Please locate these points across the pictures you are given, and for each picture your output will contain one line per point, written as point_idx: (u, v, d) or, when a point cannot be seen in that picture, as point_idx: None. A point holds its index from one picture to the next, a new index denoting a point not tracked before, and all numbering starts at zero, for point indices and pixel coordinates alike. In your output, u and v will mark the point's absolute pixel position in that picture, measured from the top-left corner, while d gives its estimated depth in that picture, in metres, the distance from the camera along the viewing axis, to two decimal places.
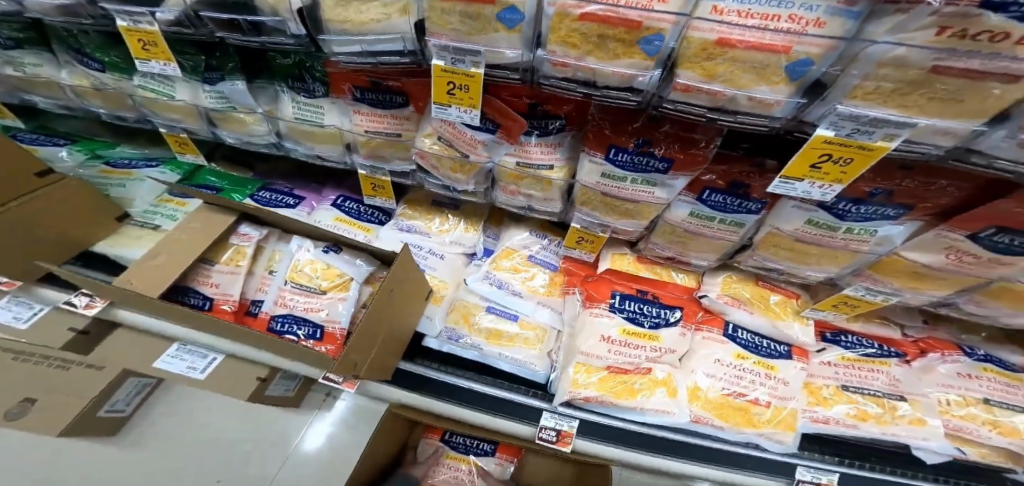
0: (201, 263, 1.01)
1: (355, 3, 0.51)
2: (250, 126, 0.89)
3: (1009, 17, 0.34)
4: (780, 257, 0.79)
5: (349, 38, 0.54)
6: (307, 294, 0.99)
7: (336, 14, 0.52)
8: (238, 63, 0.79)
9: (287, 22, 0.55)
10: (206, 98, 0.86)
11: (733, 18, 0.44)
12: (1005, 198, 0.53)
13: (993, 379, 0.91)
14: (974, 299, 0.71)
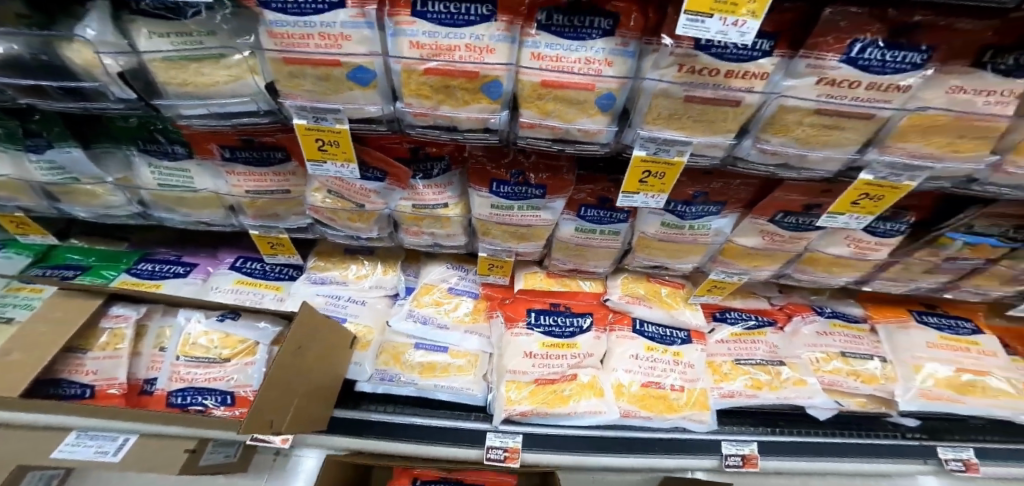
0: (69, 353, 0.89)
1: (193, 65, 0.51)
2: (103, 197, 0.83)
3: (713, 55, 0.49)
4: (654, 255, 0.91)
5: (194, 99, 0.55)
6: (205, 365, 0.89)
7: (171, 76, 0.52)
8: (66, 127, 0.72)
9: (108, 86, 0.54)
10: (35, 169, 0.77)
11: (550, 62, 0.53)
12: (780, 190, 0.71)
13: (842, 333, 1.06)
14: (798, 268, 0.87)
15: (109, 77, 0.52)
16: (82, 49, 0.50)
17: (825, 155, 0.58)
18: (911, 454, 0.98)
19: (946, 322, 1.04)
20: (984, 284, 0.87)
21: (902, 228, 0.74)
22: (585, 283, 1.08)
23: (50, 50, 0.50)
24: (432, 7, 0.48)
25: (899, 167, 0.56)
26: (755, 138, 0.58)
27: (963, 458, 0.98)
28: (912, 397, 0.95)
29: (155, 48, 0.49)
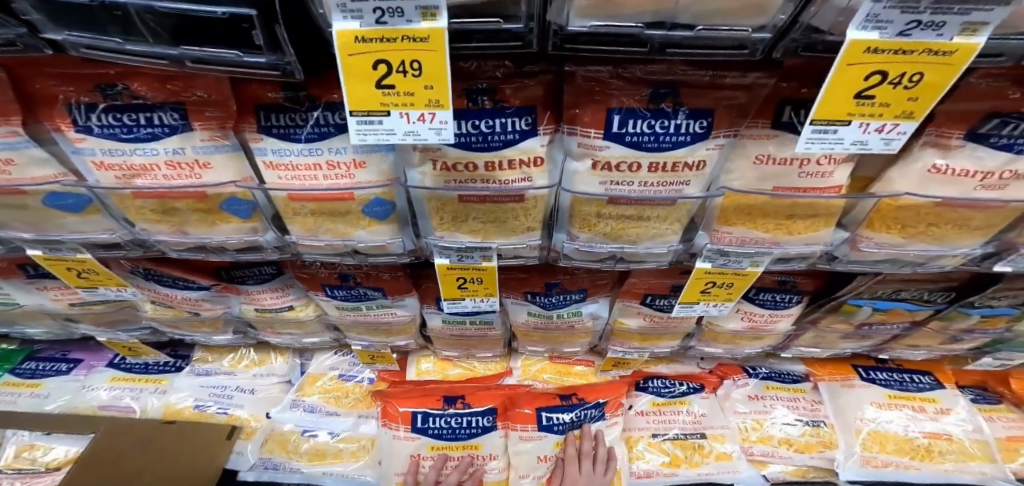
0: None
1: None
2: None
3: (458, 148, 0.39)
4: (536, 340, 0.77)
5: None
6: (26, 477, 0.78)
7: None
8: None
9: None
10: None
11: (287, 169, 0.42)
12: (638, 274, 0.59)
13: (777, 396, 0.92)
14: (704, 340, 0.74)
15: None
16: None
17: (644, 247, 0.47)
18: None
19: (896, 378, 0.90)
20: (922, 343, 0.74)
21: (795, 300, 0.63)
22: (482, 366, 0.93)
23: None
24: (97, 120, 0.38)
25: (730, 254, 0.47)
26: (567, 229, 0.47)
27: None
28: (856, 465, 0.83)
29: None
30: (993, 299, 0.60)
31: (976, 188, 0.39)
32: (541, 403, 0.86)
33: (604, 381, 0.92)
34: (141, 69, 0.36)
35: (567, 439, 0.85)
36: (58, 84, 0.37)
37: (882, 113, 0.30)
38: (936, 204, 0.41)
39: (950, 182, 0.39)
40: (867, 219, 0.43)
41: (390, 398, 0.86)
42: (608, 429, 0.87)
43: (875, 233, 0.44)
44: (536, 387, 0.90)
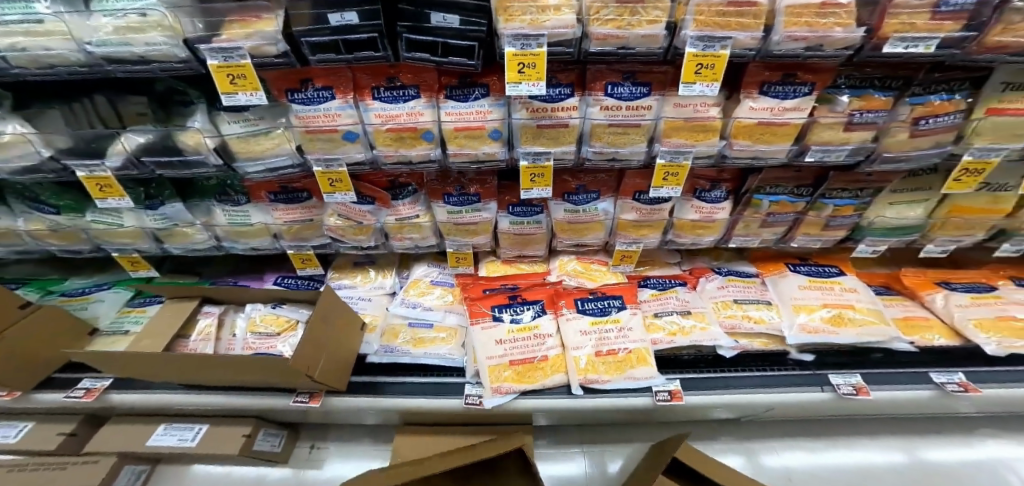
0: (177, 339, 1.09)
1: (256, 142, 0.89)
2: (191, 236, 1.10)
3: (540, 100, 0.87)
4: (568, 235, 1.23)
5: (253, 162, 0.91)
6: (265, 338, 1.07)
7: (239, 148, 0.89)
8: (173, 189, 1.04)
9: (208, 157, 0.88)
10: (151, 221, 1.07)
11: (458, 115, 0.90)
12: (636, 177, 1.07)
13: (736, 284, 1.39)
14: (677, 234, 1.19)
15: (208, 151, 0.88)
16: (193, 135, 0.86)
17: (632, 151, 0.94)
18: (806, 382, 1.23)
19: (814, 268, 1.37)
20: (812, 232, 1.16)
21: (722, 195, 1.10)
22: (532, 267, 1.35)
23: (173, 139, 0.87)
24: (383, 93, 0.87)
25: (672, 153, 0.92)
26: (586, 143, 0.95)
27: (852, 382, 1.21)
28: (796, 332, 1.25)
29: (231, 130, 0.89)
30: (835, 191, 1.06)
31: (772, 115, 0.84)
32: (580, 296, 1.30)
33: (616, 278, 1.34)
34: (409, 66, 0.87)
35: (602, 322, 1.25)
36: (368, 78, 0.86)
37: (711, 80, 0.77)
38: (757, 123, 0.85)
39: (758, 112, 0.84)
40: (733, 133, 0.88)
41: (475, 301, 1.23)
42: (628, 314, 1.28)
43: (739, 141, 0.89)
44: (568, 284, 1.30)
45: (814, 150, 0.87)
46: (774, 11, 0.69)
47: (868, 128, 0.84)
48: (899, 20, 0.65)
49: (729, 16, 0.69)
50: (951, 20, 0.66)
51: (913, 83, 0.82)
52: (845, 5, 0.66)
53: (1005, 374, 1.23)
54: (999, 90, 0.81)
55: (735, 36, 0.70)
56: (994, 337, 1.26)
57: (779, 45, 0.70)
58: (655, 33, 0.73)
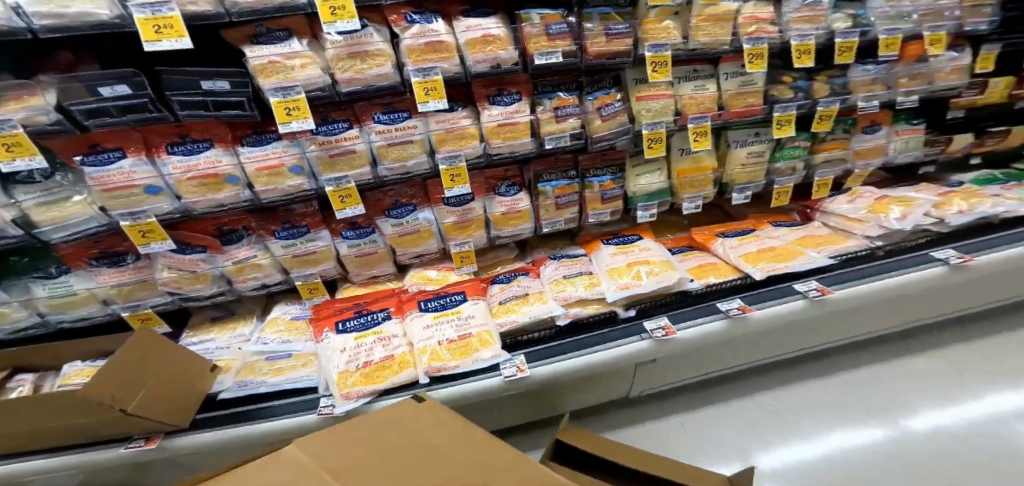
0: None
1: (56, 209, 0.97)
2: (9, 316, 1.10)
3: (322, 134, 1.05)
4: (405, 247, 1.39)
5: (57, 227, 0.98)
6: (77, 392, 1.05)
7: (44, 215, 0.97)
8: None
9: (6, 228, 0.95)
10: None
11: (256, 156, 1.05)
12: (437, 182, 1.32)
13: (568, 264, 1.49)
14: (498, 230, 1.40)
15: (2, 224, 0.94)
16: None
17: (416, 163, 1.15)
18: (626, 335, 1.30)
19: (620, 239, 1.54)
20: (599, 206, 1.42)
21: (518, 189, 1.37)
22: (388, 282, 1.47)
23: None
24: (178, 149, 1.01)
25: (448, 157, 1.14)
26: (379, 163, 1.13)
27: (660, 325, 1.30)
28: (615, 290, 1.35)
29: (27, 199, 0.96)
30: (594, 169, 1.39)
31: (505, 118, 1.13)
32: (422, 297, 1.37)
33: (460, 277, 1.47)
34: (197, 126, 1.02)
35: (443, 315, 1.31)
36: (161, 138, 1.01)
37: (439, 96, 1.00)
38: (496, 125, 1.13)
39: (493, 117, 1.13)
40: (490, 134, 1.15)
41: (319, 322, 1.33)
42: (469, 304, 1.35)
43: (494, 140, 1.15)
44: (413, 292, 1.41)
45: (548, 139, 1.18)
46: (459, 45, 0.99)
47: (572, 119, 1.20)
48: (539, 41, 1.02)
49: (429, 52, 0.97)
50: (560, 39, 1.03)
51: (583, 85, 1.25)
52: (498, 37, 0.99)
53: (778, 292, 1.36)
54: (634, 84, 1.27)
55: (439, 65, 0.97)
56: (759, 266, 1.41)
57: (474, 67, 1.00)
58: (386, 71, 0.97)
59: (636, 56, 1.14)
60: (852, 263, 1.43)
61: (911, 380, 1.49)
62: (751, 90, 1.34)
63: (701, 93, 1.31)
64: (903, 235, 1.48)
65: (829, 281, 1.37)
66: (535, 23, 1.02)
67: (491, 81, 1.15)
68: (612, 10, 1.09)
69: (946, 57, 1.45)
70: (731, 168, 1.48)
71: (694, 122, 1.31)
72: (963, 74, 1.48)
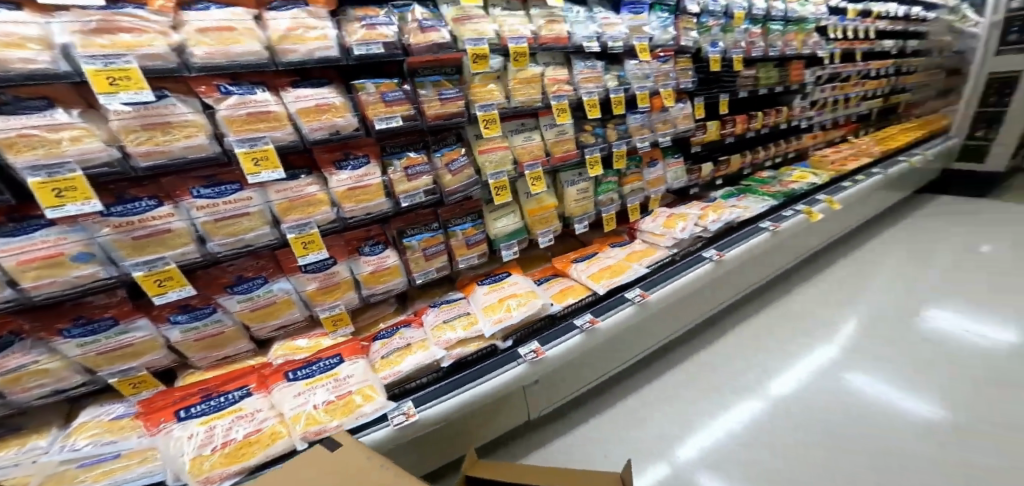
0: None
1: None
2: None
3: (117, 215, 0.90)
4: (259, 324, 1.25)
5: None
6: None
7: None
8: None
9: None
10: None
11: (20, 245, 0.83)
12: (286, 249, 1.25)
13: (449, 309, 1.52)
14: (366, 289, 1.37)
15: None
16: None
17: (256, 235, 1.05)
18: (503, 364, 1.38)
19: (492, 278, 1.64)
20: (468, 252, 1.52)
21: (383, 247, 1.38)
22: (250, 360, 1.27)
23: None
24: None
25: (296, 226, 1.09)
26: (208, 240, 1.00)
27: (531, 348, 1.43)
28: (491, 325, 1.43)
29: None
30: (453, 218, 1.50)
31: (354, 182, 1.15)
32: (289, 367, 1.21)
33: (335, 340, 1.36)
34: None
35: (318, 380, 1.18)
36: None
37: (272, 165, 0.94)
38: (346, 189, 1.14)
39: (341, 182, 1.14)
40: (341, 197, 1.14)
41: (150, 414, 1.04)
42: (348, 365, 1.24)
43: (347, 204, 1.15)
44: (278, 364, 1.25)
45: (403, 197, 1.24)
46: (291, 114, 0.96)
47: (422, 178, 1.27)
48: (375, 109, 1.06)
49: (253, 121, 0.92)
50: (398, 105, 1.09)
51: (429, 143, 1.33)
52: (335, 105, 0.99)
53: (612, 302, 1.64)
54: (474, 139, 1.42)
55: (267, 134, 0.93)
56: (602, 283, 1.67)
57: (311, 135, 0.98)
58: (197, 143, 0.88)
59: (468, 115, 1.28)
60: (661, 270, 1.82)
61: (731, 362, 1.88)
62: (565, 138, 1.61)
63: (530, 143, 1.52)
64: (689, 241, 1.94)
65: (647, 287, 1.71)
66: (370, 91, 1.06)
67: (334, 146, 1.16)
68: (442, 77, 1.17)
69: (676, 108, 1.95)
70: (568, 202, 1.73)
71: (529, 168, 1.50)
72: (689, 119, 2.00)
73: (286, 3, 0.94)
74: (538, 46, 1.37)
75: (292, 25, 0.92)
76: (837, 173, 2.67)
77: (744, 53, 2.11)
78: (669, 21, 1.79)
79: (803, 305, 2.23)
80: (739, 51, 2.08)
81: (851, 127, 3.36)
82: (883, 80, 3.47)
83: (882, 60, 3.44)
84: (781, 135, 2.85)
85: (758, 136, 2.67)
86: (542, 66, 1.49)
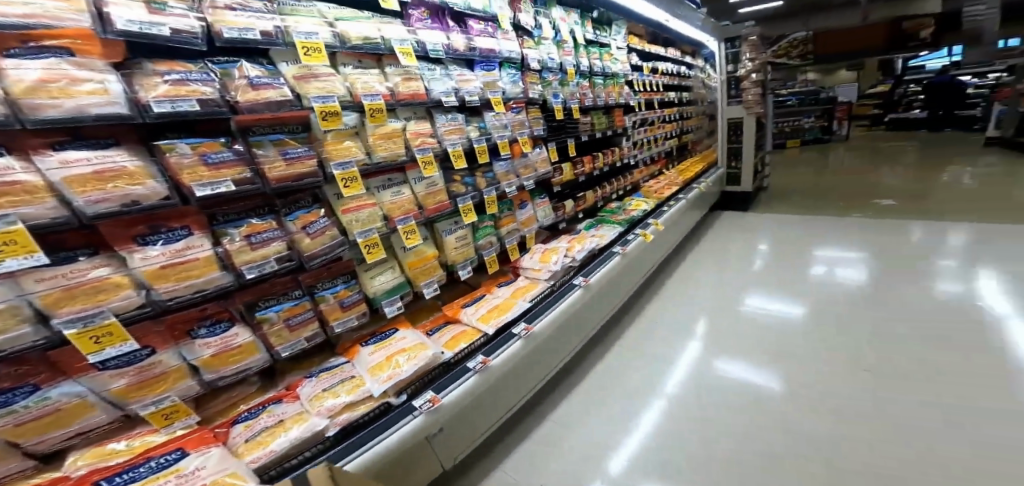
0: None
1: None
2: None
3: None
4: (31, 446, 0.88)
5: None
6: None
7: None
8: None
9: None
10: None
11: None
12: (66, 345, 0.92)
13: (329, 376, 1.30)
14: (201, 378, 1.10)
15: None
16: None
17: (8, 337, 0.76)
18: (397, 420, 1.23)
19: (376, 337, 1.47)
20: (342, 316, 1.36)
21: (226, 325, 1.15)
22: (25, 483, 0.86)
23: None
24: None
25: (78, 318, 0.83)
26: None
27: (427, 398, 1.32)
28: (380, 382, 1.27)
29: None
30: (318, 282, 1.34)
31: (170, 257, 0.95)
32: (99, 474, 0.87)
33: (170, 435, 1.02)
34: None
35: (150, 481, 0.87)
36: None
37: (24, 248, 0.71)
38: (160, 267, 0.94)
39: (152, 259, 0.93)
40: (150, 279, 0.93)
41: None
42: (197, 456, 0.95)
43: (161, 284, 0.94)
44: (79, 475, 0.87)
45: (246, 268, 1.06)
46: (55, 183, 0.75)
47: (269, 246, 1.11)
48: (198, 172, 0.90)
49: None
50: (225, 169, 0.94)
51: (277, 207, 1.18)
52: (130, 169, 0.82)
53: (502, 339, 1.62)
54: (335, 198, 1.29)
55: (17, 211, 0.71)
56: (492, 322, 1.66)
57: (92, 207, 0.77)
58: None
59: (323, 174, 1.17)
60: (545, 300, 1.89)
61: (618, 380, 1.98)
62: (436, 190, 1.60)
63: (399, 198, 1.47)
64: (563, 272, 2.06)
65: (532, 319, 1.75)
66: (183, 152, 0.90)
67: (134, 219, 0.94)
68: (285, 136, 1.08)
69: (535, 152, 2.13)
70: (448, 251, 1.70)
71: (402, 222, 1.43)
72: (547, 163, 2.18)
73: (36, 51, 0.73)
74: (396, 102, 1.36)
75: (47, 76, 0.72)
76: (660, 199, 3.17)
77: (579, 102, 2.40)
78: (518, 77, 1.95)
79: (673, 315, 2.50)
80: (576, 102, 2.36)
81: (663, 161, 4.01)
82: (676, 123, 4.23)
83: (671, 107, 4.19)
84: (617, 172, 3.27)
85: (601, 175, 3.03)
86: (402, 121, 1.47)
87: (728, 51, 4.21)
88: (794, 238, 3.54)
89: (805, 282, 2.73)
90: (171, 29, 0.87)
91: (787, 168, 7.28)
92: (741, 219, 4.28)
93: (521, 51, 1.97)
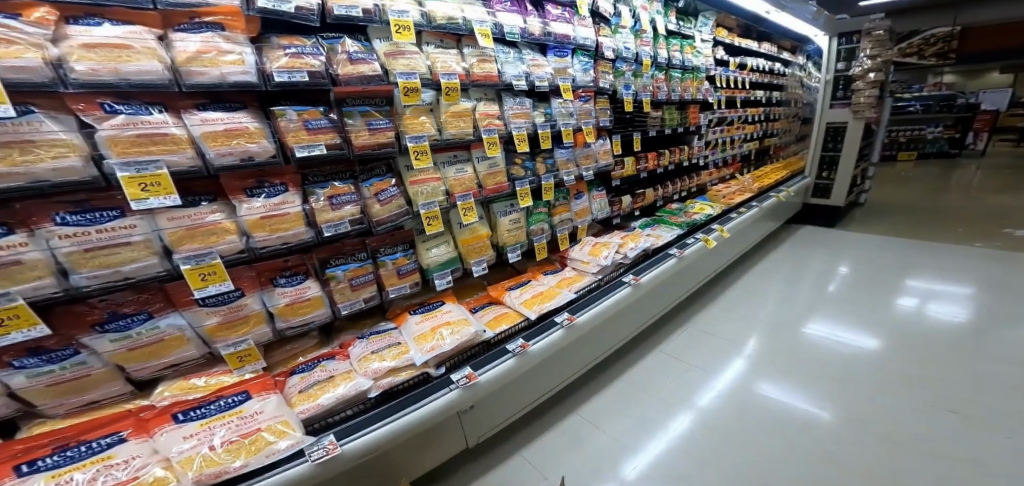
0: None
1: None
2: None
3: None
4: (140, 365, 1.07)
5: None
6: None
7: None
8: None
9: None
10: None
11: None
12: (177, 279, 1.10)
13: (379, 340, 1.41)
14: (278, 323, 1.25)
15: None
16: None
17: (136, 266, 0.93)
18: (434, 391, 1.32)
19: (425, 307, 1.57)
20: (398, 282, 1.46)
21: (302, 277, 1.28)
22: (127, 403, 1.07)
23: None
24: None
25: (193, 256, 0.98)
26: (72, 273, 0.87)
27: (465, 374, 1.39)
28: (423, 352, 1.36)
29: None
30: (385, 247, 1.45)
31: (268, 210, 1.08)
32: (178, 408, 1.05)
33: (240, 377, 1.18)
34: None
35: (216, 419, 1.04)
36: None
37: (163, 190, 0.87)
38: (260, 217, 1.07)
39: (255, 210, 1.07)
40: (252, 228, 1.06)
41: None
42: (257, 401, 1.11)
43: (258, 232, 1.07)
44: (163, 405, 1.07)
45: (326, 226, 1.17)
46: (195, 138, 0.91)
47: (345, 208, 1.22)
48: (299, 135, 1.03)
49: (147, 145, 0.86)
50: (321, 134, 1.07)
51: (355, 173, 1.29)
52: (248, 130, 0.96)
53: (543, 327, 1.66)
54: (405, 170, 1.40)
55: (163, 158, 0.87)
56: (535, 308, 1.70)
57: (218, 160, 0.93)
58: (68, 166, 0.79)
59: (398, 146, 1.26)
60: (589, 294, 1.91)
61: (652, 384, 1.99)
62: (497, 171, 1.65)
63: (462, 175, 1.54)
64: (611, 268, 2.07)
65: (575, 310, 1.77)
66: (291, 117, 1.03)
67: (246, 173, 1.09)
68: (371, 109, 1.18)
69: (598, 143, 2.11)
70: (501, 232, 1.76)
71: (461, 199, 1.50)
72: (609, 154, 2.16)
73: (198, 25, 0.92)
74: (470, 82, 1.42)
75: (203, 48, 0.89)
76: (727, 205, 3.04)
77: (651, 95, 2.35)
78: (590, 65, 1.95)
79: (724, 327, 2.44)
80: (648, 94, 2.31)
81: (738, 165, 3.81)
82: (759, 124, 3.96)
83: (757, 107, 3.93)
84: (684, 171, 3.18)
85: (665, 173, 2.96)
86: (473, 101, 1.54)
87: (843, 47, 3.87)
88: (885, 264, 3.24)
89: (879, 313, 2.53)
90: (295, 6, 1.00)
91: (900, 184, 6.49)
92: (821, 237, 3.98)
93: (597, 40, 1.96)
